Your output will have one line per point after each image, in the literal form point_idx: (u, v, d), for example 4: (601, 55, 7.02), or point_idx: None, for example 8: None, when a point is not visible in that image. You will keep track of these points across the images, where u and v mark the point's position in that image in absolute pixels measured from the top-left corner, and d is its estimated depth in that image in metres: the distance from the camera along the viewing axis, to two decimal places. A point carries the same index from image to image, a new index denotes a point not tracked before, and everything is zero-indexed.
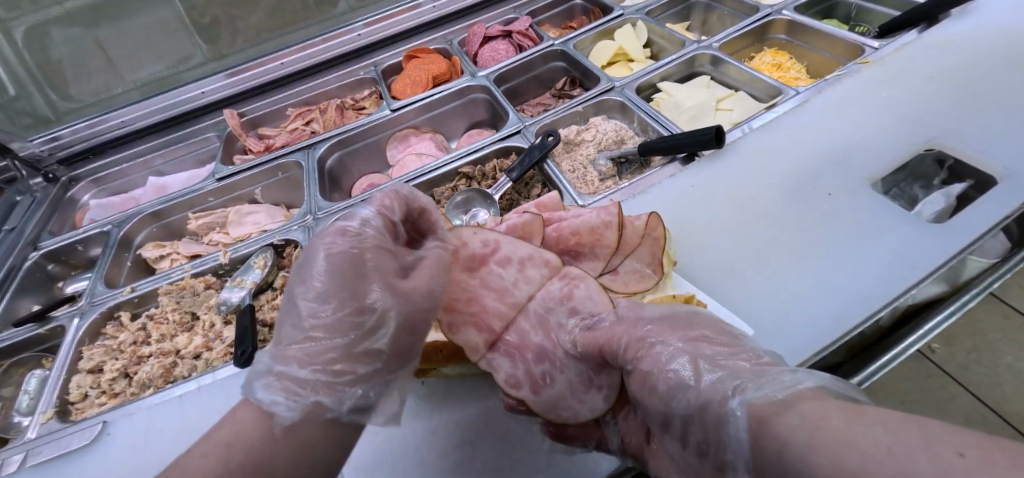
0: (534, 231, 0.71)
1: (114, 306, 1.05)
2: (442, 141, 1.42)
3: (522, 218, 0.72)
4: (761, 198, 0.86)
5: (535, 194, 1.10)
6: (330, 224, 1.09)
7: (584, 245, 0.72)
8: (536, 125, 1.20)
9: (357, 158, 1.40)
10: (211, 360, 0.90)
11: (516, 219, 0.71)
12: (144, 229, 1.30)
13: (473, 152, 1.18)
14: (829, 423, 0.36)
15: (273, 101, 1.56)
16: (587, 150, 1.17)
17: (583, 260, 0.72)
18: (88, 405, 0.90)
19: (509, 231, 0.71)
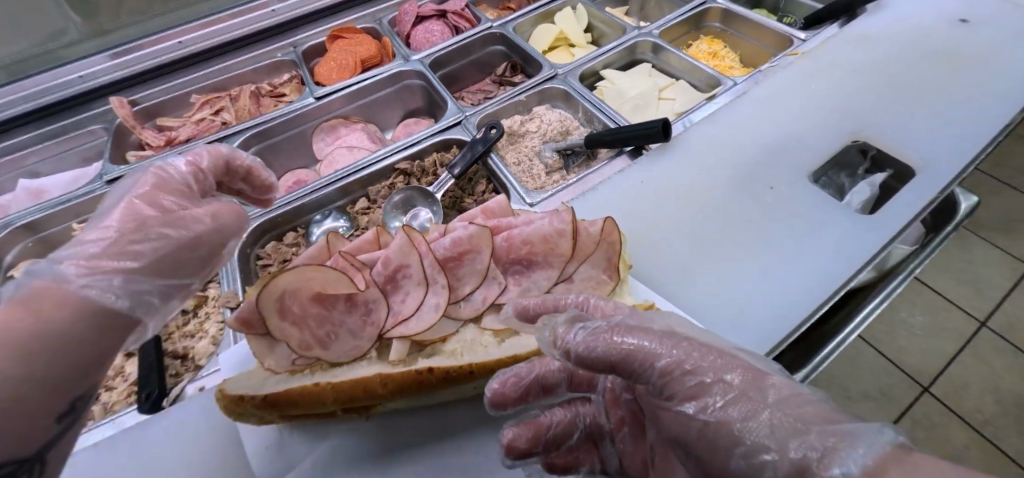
0: (482, 241, 0.64)
1: None
2: (375, 132, 1.31)
3: (468, 230, 0.64)
4: (710, 193, 0.86)
5: (479, 190, 1.04)
6: (249, 233, 0.97)
7: (537, 254, 0.67)
8: (477, 115, 1.13)
9: (279, 152, 1.26)
10: (111, 404, 0.77)
11: (461, 232, 0.64)
12: (15, 244, 1.08)
13: (411, 146, 1.09)
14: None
15: (172, 87, 1.36)
16: (531, 142, 1.13)
17: (536, 269, 0.67)
18: None
19: (454, 245, 0.64)
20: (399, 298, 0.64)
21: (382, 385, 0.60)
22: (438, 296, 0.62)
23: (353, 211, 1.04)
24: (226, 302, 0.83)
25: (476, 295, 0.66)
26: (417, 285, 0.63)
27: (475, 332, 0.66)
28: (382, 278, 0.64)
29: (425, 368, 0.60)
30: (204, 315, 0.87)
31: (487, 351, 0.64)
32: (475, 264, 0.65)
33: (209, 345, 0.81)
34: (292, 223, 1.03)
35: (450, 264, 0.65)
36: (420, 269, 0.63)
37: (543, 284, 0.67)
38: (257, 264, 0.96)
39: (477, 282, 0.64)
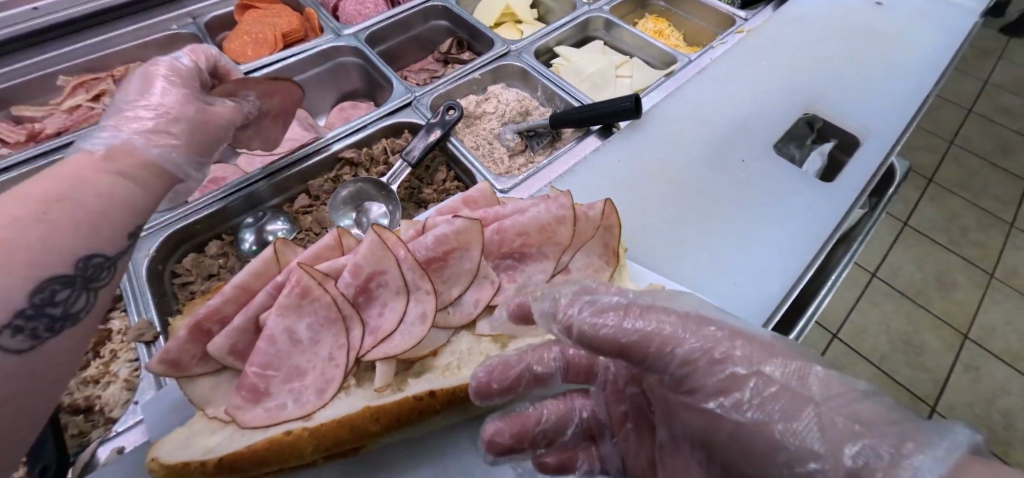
0: (471, 238, 0.58)
1: None
2: (306, 118, 1.14)
3: (453, 225, 0.57)
4: (684, 171, 0.85)
5: (440, 179, 0.94)
6: (159, 246, 0.78)
7: (531, 245, 0.63)
8: (429, 95, 1.02)
9: None
10: None
11: (446, 228, 0.57)
12: None
13: (356, 131, 0.95)
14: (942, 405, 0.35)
15: (27, 66, 1.07)
16: (489, 124, 1.04)
17: (530, 262, 0.63)
18: None
19: (439, 243, 0.57)
20: (376, 310, 0.56)
21: (372, 422, 0.51)
22: (425, 303, 0.56)
23: (291, 211, 0.89)
24: (138, 333, 0.68)
25: (466, 297, 0.60)
26: (398, 292, 0.56)
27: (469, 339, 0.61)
28: (353, 288, 0.55)
29: (424, 394, 0.53)
30: (108, 353, 0.70)
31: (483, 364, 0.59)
32: (463, 263, 0.58)
33: (121, 390, 0.66)
34: (216, 230, 0.86)
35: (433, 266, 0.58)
36: (401, 276, 0.55)
37: (537, 279, 0.62)
38: (173, 282, 0.79)
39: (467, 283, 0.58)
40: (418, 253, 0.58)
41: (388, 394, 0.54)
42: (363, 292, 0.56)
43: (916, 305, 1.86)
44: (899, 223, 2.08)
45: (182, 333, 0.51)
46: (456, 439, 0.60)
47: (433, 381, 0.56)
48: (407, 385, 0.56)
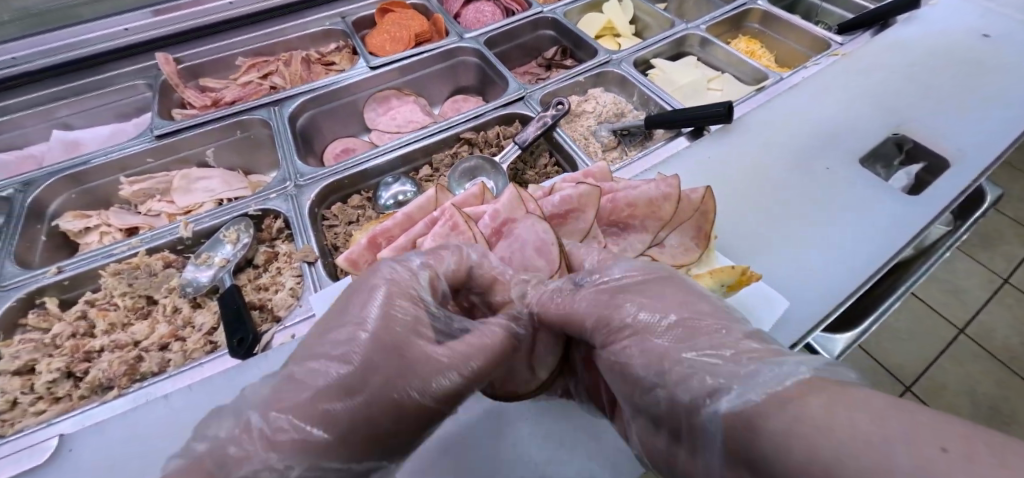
0: (589, 202, 0.71)
1: (37, 290, 0.85)
2: (425, 105, 1.32)
3: (578, 190, 0.71)
4: (770, 174, 0.92)
5: (542, 164, 1.07)
6: (316, 194, 0.97)
7: (635, 216, 0.74)
8: (539, 93, 1.16)
9: (331, 118, 1.25)
10: (189, 352, 0.77)
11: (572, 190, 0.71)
12: (59, 195, 1.05)
13: (475, 118, 1.11)
14: (808, 417, 0.33)
15: (217, 47, 1.33)
16: (587, 121, 1.15)
17: (631, 232, 0.75)
18: (18, 415, 0.72)
19: (563, 202, 0.71)
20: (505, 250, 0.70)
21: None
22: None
23: (417, 178, 1.05)
24: (303, 256, 0.84)
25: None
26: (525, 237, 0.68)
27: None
28: (490, 229, 0.71)
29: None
30: (276, 269, 0.87)
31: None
32: (580, 222, 0.71)
33: (288, 296, 0.81)
34: (356, 187, 1.03)
35: (556, 221, 0.71)
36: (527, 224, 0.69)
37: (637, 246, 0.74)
38: (323, 223, 0.97)
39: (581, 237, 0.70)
40: (544, 208, 0.72)
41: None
42: (497, 234, 0.70)
43: (1010, 369, 1.73)
44: (995, 278, 1.96)
45: (364, 243, 0.70)
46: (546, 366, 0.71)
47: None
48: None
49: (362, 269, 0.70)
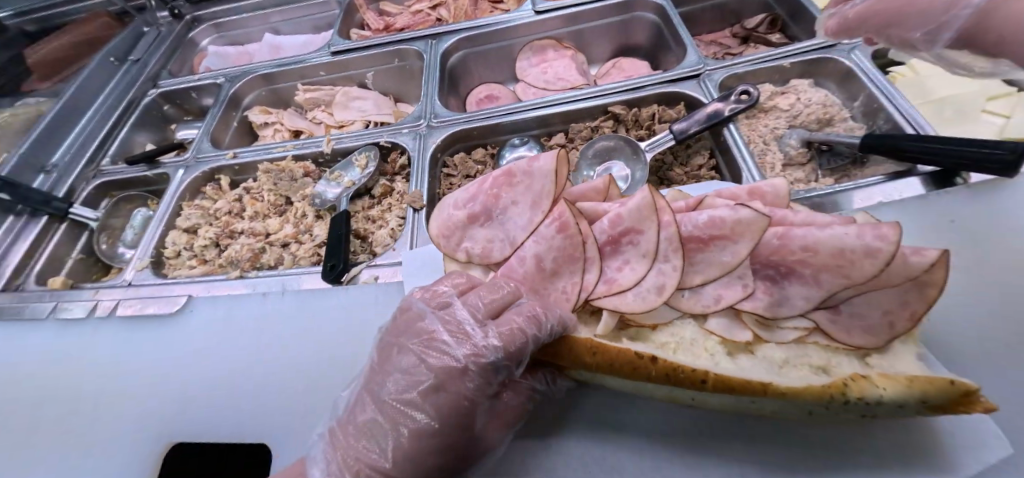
0: (749, 233, 0.56)
1: (216, 168, 1.02)
2: (583, 63, 1.17)
3: (737, 213, 0.57)
4: (997, 282, 0.67)
5: (698, 164, 0.86)
6: (444, 138, 0.94)
7: (807, 265, 0.57)
8: (722, 72, 0.92)
9: (483, 60, 1.19)
10: (298, 258, 0.84)
11: (728, 212, 0.58)
12: (254, 91, 1.23)
13: (631, 89, 0.94)
14: None
15: None
16: (774, 121, 0.89)
17: (794, 282, 0.58)
18: (179, 263, 0.89)
19: (710, 224, 0.59)
20: (617, 263, 0.62)
21: (588, 354, 0.60)
22: (666, 276, 0.58)
23: (546, 145, 0.95)
24: (411, 201, 0.82)
25: (707, 289, 0.60)
26: (644, 255, 0.59)
27: (696, 329, 0.61)
28: (606, 234, 0.63)
29: (646, 355, 0.57)
30: (388, 205, 0.88)
31: (708, 362, 0.58)
32: (723, 254, 0.58)
33: (387, 235, 0.81)
34: (483, 140, 0.98)
35: (693, 246, 0.61)
36: (654, 241, 0.59)
37: (797, 304, 0.57)
38: (442, 170, 0.94)
39: (719, 274, 0.58)
40: (684, 226, 0.61)
41: (607, 339, 0.60)
42: (613, 242, 0.63)
43: None
44: None
45: (464, 216, 0.69)
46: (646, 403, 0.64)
47: (647, 345, 0.60)
48: (622, 340, 0.61)
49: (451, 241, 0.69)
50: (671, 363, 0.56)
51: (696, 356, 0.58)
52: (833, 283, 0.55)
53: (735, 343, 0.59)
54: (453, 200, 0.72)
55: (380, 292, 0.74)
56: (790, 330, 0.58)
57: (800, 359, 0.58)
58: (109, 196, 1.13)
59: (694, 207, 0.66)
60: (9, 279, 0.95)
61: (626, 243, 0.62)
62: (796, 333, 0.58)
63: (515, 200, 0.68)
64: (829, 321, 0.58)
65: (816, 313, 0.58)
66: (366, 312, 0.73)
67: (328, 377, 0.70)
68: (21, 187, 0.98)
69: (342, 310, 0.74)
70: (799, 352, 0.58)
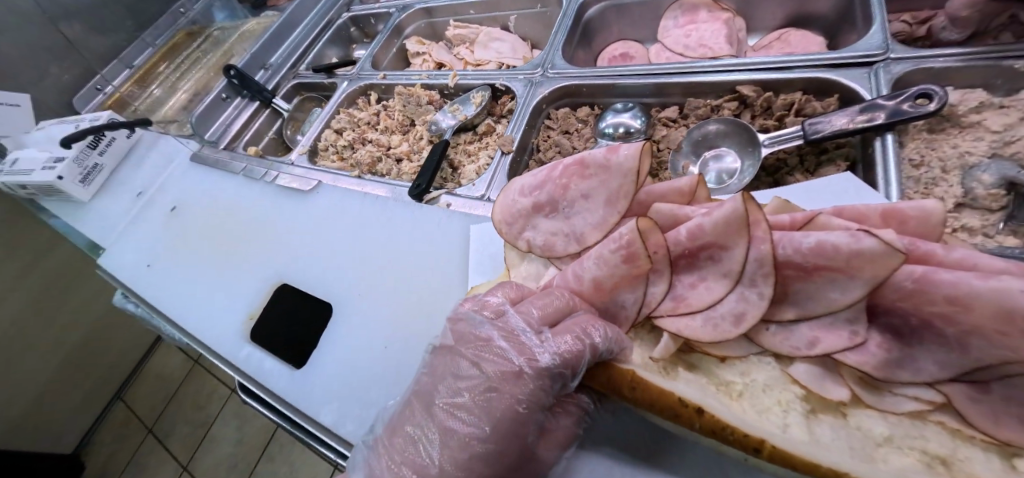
0: (871, 270, 0.40)
1: (369, 85, 1.22)
2: (739, 30, 1.02)
3: (857, 242, 0.40)
4: None
5: (827, 172, 0.71)
6: (552, 90, 0.95)
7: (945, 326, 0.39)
8: (909, 63, 0.72)
9: (626, 16, 1.13)
10: (402, 173, 0.98)
11: (841, 237, 0.41)
12: (415, 22, 1.38)
13: (776, 67, 0.80)
14: None
15: None
16: (968, 141, 0.66)
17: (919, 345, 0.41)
18: (326, 157, 1.12)
19: (818, 249, 0.43)
20: (691, 280, 0.51)
21: (628, 388, 0.48)
22: (750, 304, 0.46)
23: (655, 117, 0.88)
24: (501, 143, 0.87)
25: (802, 328, 0.46)
26: (726, 275, 0.47)
27: (773, 370, 0.47)
28: (681, 247, 0.50)
29: (691, 405, 0.44)
30: (485, 143, 0.95)
31: (774, 427, 0.44)
32: (832, 292, 0.43)
33: (473, 171, 0.89)
34: (593, 99, 0.96)
35: (788, 272, 0.45)
36: (737, 262, 0.46)
37: (924, 370, 0.40)
38: (543, 121, 0.96)
39: (822, 312, 0.43)
40: (780, 246, 0.46)
41: (653, 372, 0.49)
42: (688, 256, 0.50)
43: None
44: None
45: (528, 203, 0.64)
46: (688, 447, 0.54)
47: (705, 381, 0.49)
48: (675, 376, 0.50)
49: (510, 226, 0.64)
50: (724, 420, 0.43)
51: (761, 415, 0.45)
52: (983, 352, 0.37)
53: (820, 399, 0.45)
54: (521, 186, 0.65)
55: (449, 215, 0.81)
56: (904, 400, 0.42)
57: (908, 441, 0.42)
58: (299, 95, 1.42)
59: (802, 225, 0.47)
60: (229, 141, 1.31)
61: (704, 259, 0.49)
62: (914, 405, 0.42)
63: (587, 193, 0.59)
64: (967, 398, 0.40)
65: (948, 382, 0.40)
66: (434, 228, 0.81)
67: (388, 273, 0.80)
68: (247, 78, 1.32)
69: (417, 222, 0.83)
70: (912, 432, 0.42)
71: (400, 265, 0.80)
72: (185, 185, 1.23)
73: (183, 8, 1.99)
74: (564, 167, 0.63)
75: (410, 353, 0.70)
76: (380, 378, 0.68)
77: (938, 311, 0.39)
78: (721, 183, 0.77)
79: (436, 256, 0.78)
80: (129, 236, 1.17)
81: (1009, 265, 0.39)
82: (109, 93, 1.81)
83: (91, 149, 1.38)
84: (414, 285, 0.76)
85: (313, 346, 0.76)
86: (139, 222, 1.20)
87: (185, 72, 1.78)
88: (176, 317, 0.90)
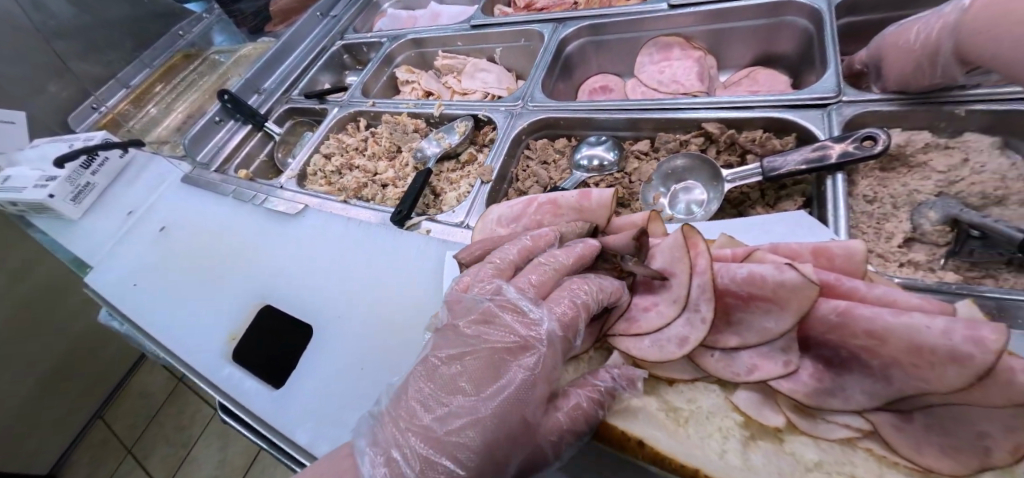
0: (796, 302, 0.43)
1: (358, 112, 1.26)
2: (710, 67, 1.07)
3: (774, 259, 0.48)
4: None
5: (782, 208, 0.75)
6: (531, 122, 1.00)
7: (876, 355, 0.42)
8: (858, 107, 0.77)
9: (604, 51, 1.19)
10: (387, 198, 1.01)
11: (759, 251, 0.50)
12: (405, 52, 1.44)
13: (737, 106, 0.85)
14: None
15: None
16: (918, 182, 0.70)
17: (852, 371, 0.43)
18: (313, 181, 1.15)
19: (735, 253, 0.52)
20: (647, 304, 0.53)
21: None
22: (695, 328, 0.48)
23: (628, 150, 0.92)
24: (479, 173, 0.91)
25: (744, 355, 0.47)
26: (675, 300, 0.49)
27: (719, 399, 0.49)
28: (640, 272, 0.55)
29: (634, 437, 0.48)
30: (466, 172, 0.99)
31: (713, 454, 0.46)
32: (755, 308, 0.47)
33: (454, 198, 0.92)
34: (570, 130, 1.00)
35: (730, 300, 0.49)
36: (684, 286, 0.49)
37: (853, 398, 0.43)
38: (523, 151, 1.00)
39: (758, 341, 0.45)
40: (720, 275, 0.50)
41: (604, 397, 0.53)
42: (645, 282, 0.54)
43: None
44: None
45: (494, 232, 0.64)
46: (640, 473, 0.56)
47: (656, 407, 0.51)
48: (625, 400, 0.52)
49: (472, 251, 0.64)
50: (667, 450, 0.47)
51: (704, 442, 0.47)
52: (903, 382, 0.40)
53: (760, 425, 0.47)
54: (497, 216, 0.70)
55: (427, 242, 0.84)
56: (836, 427, 0.44)
57: (837, 467, 0.43)
58: (292, 119, 1.47)
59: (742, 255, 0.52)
60: (221, 163, 1.34)
61: (659, 287, 0.52)
62: (844, 432, 0.43)
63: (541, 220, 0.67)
64: (892, 426, 0.42)
65: (874, 410, 0.43)
66: (412, 255, 0.83)
67: (368, 297, 0.82)
68: (240, 102, 1.36)
69: (394, 249, 0.86)
70: (842, 458, 0.44)
71: (378, 290, 0.82)
72: (174, 206, 1.26)
73: (181, 31, 2.04)
74: (539, 205, 0.68)
75: (385, 380, 0.71)
76: (357, 400, 0.70)
77: (861, 344, 0.42)
78: (690, 214, 0.80)
79: (413, 285, 0.80)
80: (117, 256, 1.19)
81: (922, 302, 0.42)
82: (104, 112, 1.85)
83: (84, 169, 1.40)
84: (390, 312, 0.79)
85: (290, 367, 0.78)
86: (128, 242, 1.21)
87: (181, 94, 1.82)
88: (161, 340, 0.91)
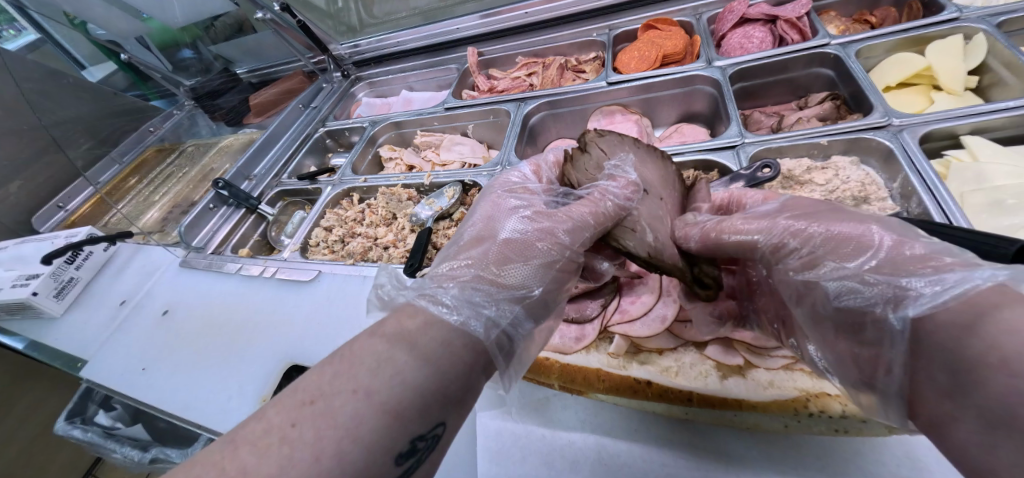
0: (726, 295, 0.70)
1: (351, 187, 1.41)
2: (646, 126, 1.33)
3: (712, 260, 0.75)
4: None
5: None
6: None
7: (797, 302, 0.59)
8: (756, 146, 1.02)
9: (559, 120, 1.45)
10: (392, 256, 1.15)
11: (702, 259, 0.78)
12: (386, 133, 1.64)
13: (672, 154, 1.09)
14: None
15: (509, 46, 1.66)
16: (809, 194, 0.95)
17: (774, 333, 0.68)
18: (316, 250, 1.26)
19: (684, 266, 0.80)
20: (632, 298, 0.76)
21: (599, 381, 0.77)
22: (669, 308, 0.73)
23: None
24: None
25: None
26: (653, 291, 0.75)
27: (696, 355, 0.75)
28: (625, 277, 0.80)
29: (644, 382, 0.74)
30: None
31: (699, 387, 0.72)
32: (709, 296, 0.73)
33: None
34: None
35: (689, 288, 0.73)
36: (659, 281, 0.75)
37: None
38: None
39: None
40: None
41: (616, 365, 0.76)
42: (630, 282, 0.79)
43: None
44: None
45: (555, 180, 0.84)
46: (650, 424, 0.76)
47: (656, 371, 0.74)
48: (629, 367, 0.76)
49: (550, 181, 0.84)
50: (665, 388, 0.73)
51: (691, 382, 0.73)
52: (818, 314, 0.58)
53: (728, 366, 0.72)
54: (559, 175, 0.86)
55: None
56: (778, 358, 0.71)
57: (783, 382, 0.70)
58: (282, 200, 1.59)
59: None
60: (217, 245, 1.42)
61: (640, 284, 0.77)
62: (782, 360, 0.70)
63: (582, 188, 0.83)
64: None
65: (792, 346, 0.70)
66: None
67: None
68: (235, 188, 1.46)
69: None
70: (784, 376, 0.70)
71: None
72: (174, 289, 1.31)
73: (151, 126, 2.07)
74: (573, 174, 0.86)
75: None
76: None
77: None
78: None
79: None
80: (115, 345, 1.20)
81: None
82: (71, 210, 1.87)
83: (69, 264, 1.42)
84: None
85: None
86: (125, 329, 1.24)
87: (159, 186, 1.85)
88: (187, 416, 0.94)
